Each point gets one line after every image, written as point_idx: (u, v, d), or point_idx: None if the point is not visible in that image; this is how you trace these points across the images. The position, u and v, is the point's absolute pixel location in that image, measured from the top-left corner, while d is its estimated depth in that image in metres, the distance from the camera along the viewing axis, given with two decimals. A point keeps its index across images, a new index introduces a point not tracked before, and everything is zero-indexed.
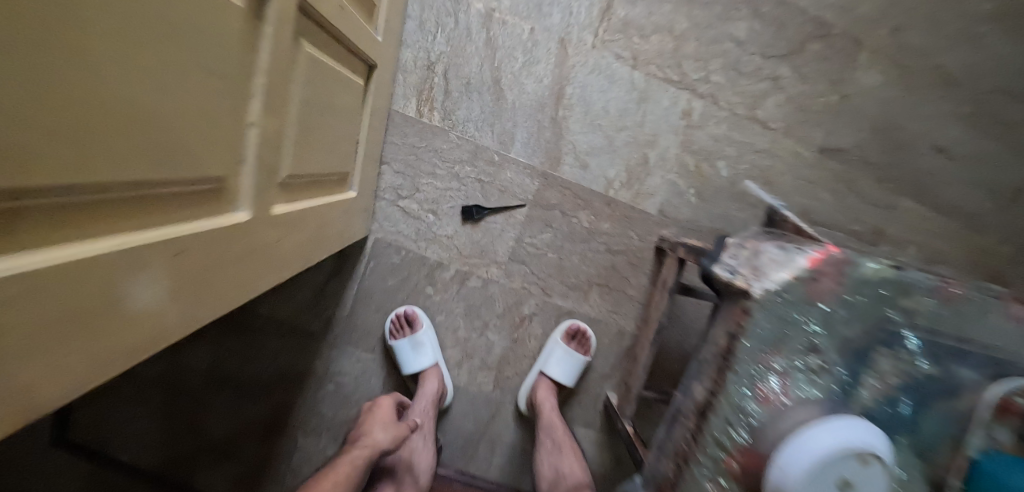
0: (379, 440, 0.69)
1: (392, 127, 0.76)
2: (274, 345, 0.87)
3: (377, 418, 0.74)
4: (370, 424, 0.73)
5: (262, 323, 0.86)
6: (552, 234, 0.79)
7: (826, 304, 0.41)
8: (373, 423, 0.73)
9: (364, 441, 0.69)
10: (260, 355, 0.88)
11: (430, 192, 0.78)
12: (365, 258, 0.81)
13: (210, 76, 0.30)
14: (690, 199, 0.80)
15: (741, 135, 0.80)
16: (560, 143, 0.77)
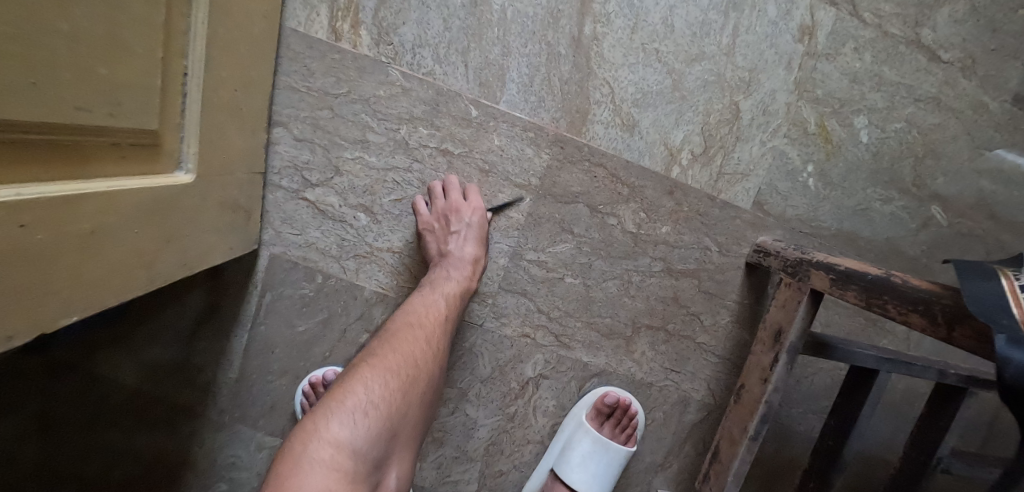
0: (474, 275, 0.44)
1: (285, 58, 0.43)
2: (120, 419, 0.53)
3: (461, 216, 0.44)
4: (456, 237, 0.43)
5: (93, 394, 0.52)
6: (573, 244, 0.46)
7: None
8: (459, 223, 0.43)
9: (448, 256, 0.43)
10: (99, 434, 0.53)
11: (359, 175, 0.45)
12: (257, 288, 0.48)
13: None
14: (806, 184, 0.47)
15: (895, 72, 0.47)
16: (587, 87, 0.44)
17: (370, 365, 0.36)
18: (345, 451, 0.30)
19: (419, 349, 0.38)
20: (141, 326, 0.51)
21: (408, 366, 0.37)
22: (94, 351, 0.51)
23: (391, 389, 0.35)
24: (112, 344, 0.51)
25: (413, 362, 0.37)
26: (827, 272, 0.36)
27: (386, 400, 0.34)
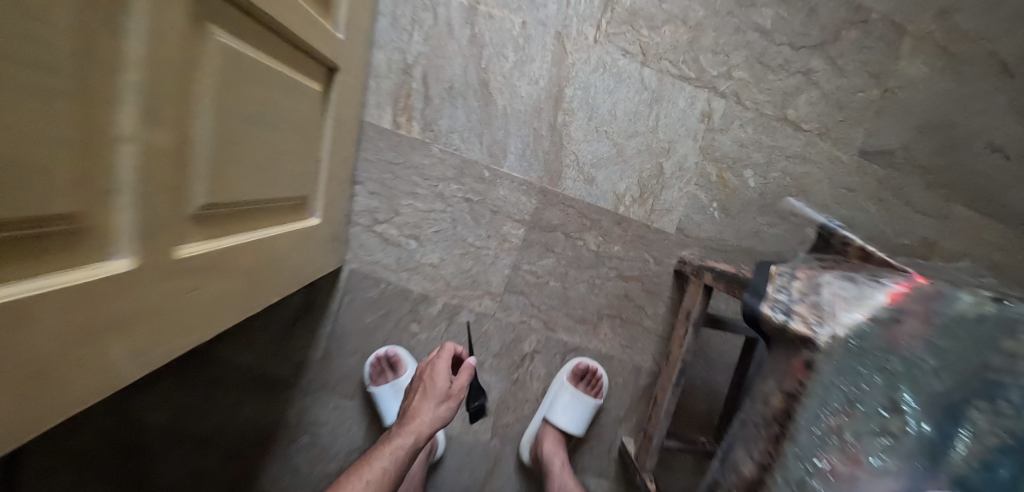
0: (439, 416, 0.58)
1: (364, 142, 0.66)
2: (232, 389, 0.75)
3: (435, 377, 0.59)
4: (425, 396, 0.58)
5: (217, 371, 0.74)
6: (555, 259, 0.68)
7: (925, 357, 0.36)
8: (433, 381, 0.59)
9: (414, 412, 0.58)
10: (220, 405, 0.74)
11: (411, 215, 0.68)
12: (339, 293, 0.70)
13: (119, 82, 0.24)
14: (713, 215, 0.69)
15: (771, 139, 0.69)
16: (561, 155, 0.67)
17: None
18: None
19: None
20: (254, 321, 0.73)
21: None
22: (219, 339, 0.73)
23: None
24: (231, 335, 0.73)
25: None
26: (710, 272, 0.58)
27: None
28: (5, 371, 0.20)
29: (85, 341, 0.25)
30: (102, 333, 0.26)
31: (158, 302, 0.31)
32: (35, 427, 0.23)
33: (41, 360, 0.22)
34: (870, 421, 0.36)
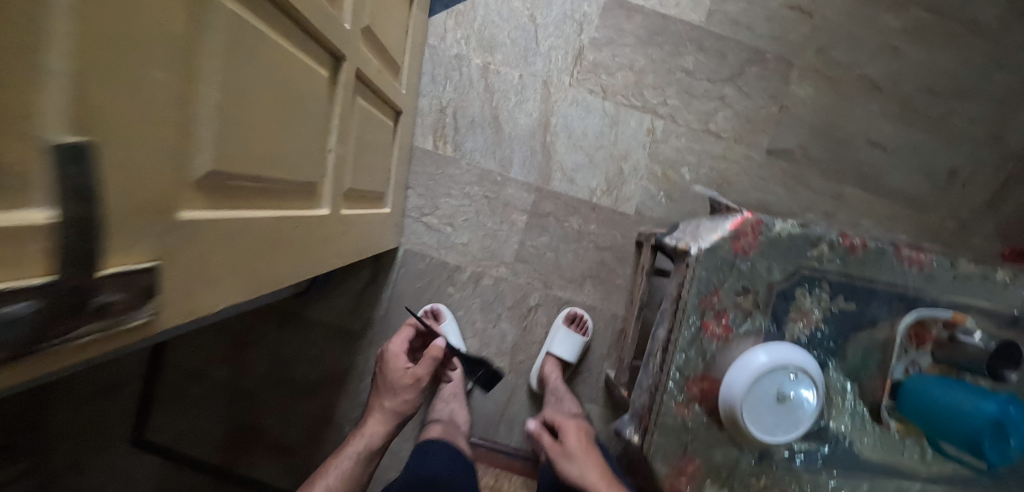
0: (408, 400, 0.77)
1: (414, 159, 0.95)
2: (314, 342, 1.01)
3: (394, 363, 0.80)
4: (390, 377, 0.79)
5: (303, 330, 1.01)
6: (549, 237, 0.97)
7: (760, 260, 0.64)
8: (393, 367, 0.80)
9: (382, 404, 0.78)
10: (308, 359, 1.01)
11: (447, 209, 0.97)
12: (397, 267, 0.99)
13: (294, 94, 0.43)
14: (660, 200, 0.97)
15: (699, 145, 0.98)
16: (550, 164, 0.96)
17: (328, 467, 0.71)
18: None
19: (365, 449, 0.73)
20: (331, 292, 1.00)
21: (348, 472, 0.70)
22: (305, 306, 1.00)
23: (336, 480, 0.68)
24: (314, 302, 1.00)
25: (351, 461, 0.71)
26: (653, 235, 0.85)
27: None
28: (222, 258, 0.35)
29: (219, 268, 0.35)
30: (268, 253, 0.43)
31: (300, 243, 0.49)
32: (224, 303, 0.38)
33: (236, 258, 0.37)
34: (730, 298, 0.64)
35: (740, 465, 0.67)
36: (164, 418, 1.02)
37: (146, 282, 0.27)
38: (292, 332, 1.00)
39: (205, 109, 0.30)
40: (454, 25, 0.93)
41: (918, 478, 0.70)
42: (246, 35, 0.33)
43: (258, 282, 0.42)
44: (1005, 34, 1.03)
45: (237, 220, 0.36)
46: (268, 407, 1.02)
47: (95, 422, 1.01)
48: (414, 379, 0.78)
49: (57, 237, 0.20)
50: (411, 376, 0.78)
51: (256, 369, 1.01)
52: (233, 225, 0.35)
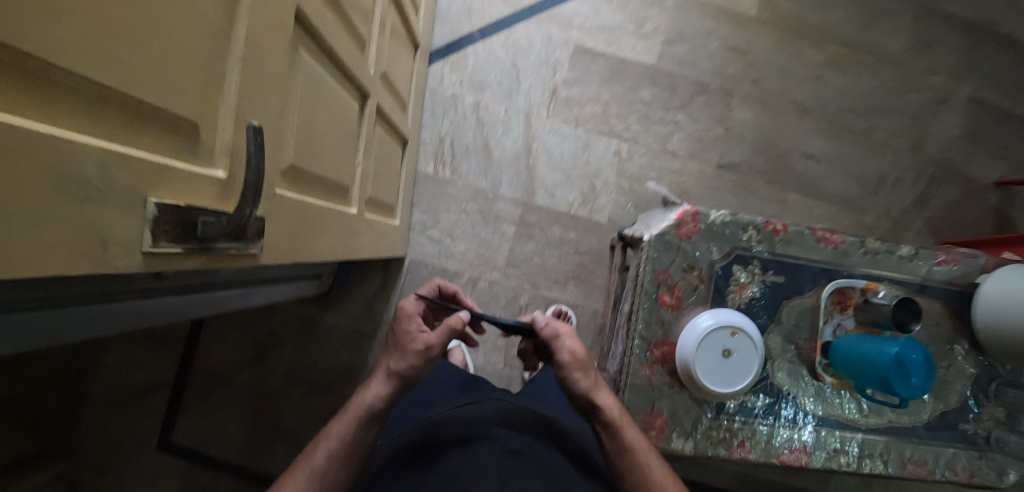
0: (418, 368, 0.56)
1: (418, 182, 1.12)
2: (330, 345, 1.13)
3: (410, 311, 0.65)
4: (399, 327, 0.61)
5: (321, 334, 1.13)
6: (535, 244, 1.13)
7: (701, 242, 0.77)
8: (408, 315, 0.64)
9: (384, 370, 0.57)
10: (324, 360, 1.13)
11: (446, 222, 1.12)
12: (403, 275, 1.13)
13: (337, 118, 0.59)
14: (629, 210, 1.14)
15: (658, 162, 1.15)
16: (533, 181, 1.13)
17: (330, 429, 0.56)
18: (317, 473, 0.53)
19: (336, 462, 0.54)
20: (345, 300, 1.13)
21: (350, 432, 0.55)
22: (322, 313, 1.13)
23: (339, 440, 0.55)
24: (331, 309, 1.13)
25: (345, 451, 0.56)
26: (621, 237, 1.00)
27: (340, 441, 0.55)
28: (301, 227, 0.51)
29: (300, 233, 0.51)
30: (325, 233, 0.59)
31: (344, 232, 0.66)
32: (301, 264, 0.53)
33: (308, 229, 0.53)
34: (679, 273, 0.77)
35: (701, 420, 0.77)
36: (188, 420, 1.09)
37: (259, 229, 0.40)
38: (310, 337, 1.13)
39: (296, 121, 0.47)
40: (449, 72, 1.13)
41: (859, 428, 0.80)
42: (315, 77, 0.51)
43: (321, 253, 0.58)
44: (916, 60, 1.19)
45: (308, 202, 0.52)
46: (281, 407, 1.11)
47: (123, 426, 1.07)
48: (425, 347, 0.56)
49: (228, 183, 0.36)
50: (418, 342, 0.57)
51: (277, 371, 1.12)
52: (306, 205, 0.52)
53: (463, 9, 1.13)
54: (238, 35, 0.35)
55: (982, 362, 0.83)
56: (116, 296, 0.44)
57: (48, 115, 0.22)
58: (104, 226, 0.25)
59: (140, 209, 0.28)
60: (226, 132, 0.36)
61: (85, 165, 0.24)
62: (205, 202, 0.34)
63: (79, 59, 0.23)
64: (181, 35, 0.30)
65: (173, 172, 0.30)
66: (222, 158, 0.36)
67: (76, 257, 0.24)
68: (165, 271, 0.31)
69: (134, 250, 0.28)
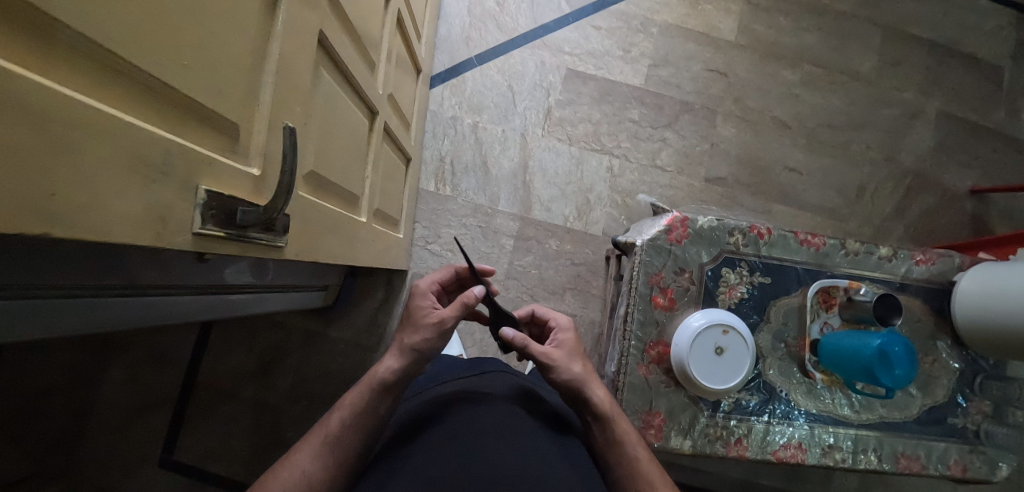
0: (431, 341, 0.62)
1: (420, 199, 1.17)
2: (335, 358, 1.15)
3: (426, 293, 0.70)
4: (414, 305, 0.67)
5: (326, 348, 1.15)
6: (533, 256, 1.17)
7: (691, 247, 0.82)
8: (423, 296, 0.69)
9: (399, 345, 0.63)
10: (328, 375, 1.14)
11: (447, 237, 1.17)
12: (406, 288, 1.17)
13: (340, 131, 0.64)
14: (622, 222, 1.19)
15: (648, 177, 1.21)
16: (530, 197, 1.18)
17: (344, 400, 0.60)
18: (329, 442, 0.56)
19: (346, 433, 0.57)
20: (349, 314, 1.16)
21: (362, 404, 0.59)
22: (326, 327, 1.16)
23: (352, 410, 0.58)
24: (336, 324, 1.16)
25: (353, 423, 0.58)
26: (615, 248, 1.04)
27: (352, 410, 0.58)
28: (315, 226, 0.57)
29: (314, 230, 0.57)
30: (336, 235, 0.65)
31: (352, 238, 0.71)
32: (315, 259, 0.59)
33: (322, 229, 0.59)
34: (671, 276, 0.81)
35: (698, 418, 0.79)
36: (190, 436, 1.09)
37: (284, 223, 0.47)
38: (314, 351, 1.15)
39: (310, 132, 0.54)
40: (448, 95, 1.19)
41: (851, 424, 0.82)
42: (324, 93, 0.58)
43: (332, 254, 0.64)
44: (885, 79, 1.27)
45: (320, 206, 0.58)
46: (284, 421, 1.12)
47: (124, 444, 1.08)
48: (439, 320, 0.62)
49: (259, 180, 0.44)
50: (433, 316, 0.63)
51: (281, 384, 1.13)
52: (318, 208, 0.57)
53: (461, 38, 1.21)
54: (269, 52, 0.45)
55: (965, 357, 0.86)
56: (145, 291, 0.47)
57: (142, 114, 0.31)
58: (166, 205, 0.32)
59: (193, 194, 0.35)
60: (259, 137, 0.44)
61: (159, 154, 0.31)
62: (240, 196, 0.42)
63: (158, 75, 0.31)
64: (225, 53, 0.38)
65: (218, 165, 0.38)
66: (255, 160, 0.44)
67: (146, 230, 0.31)
68: (207, 251, 0.39)
69: (187, 228, 0.35)
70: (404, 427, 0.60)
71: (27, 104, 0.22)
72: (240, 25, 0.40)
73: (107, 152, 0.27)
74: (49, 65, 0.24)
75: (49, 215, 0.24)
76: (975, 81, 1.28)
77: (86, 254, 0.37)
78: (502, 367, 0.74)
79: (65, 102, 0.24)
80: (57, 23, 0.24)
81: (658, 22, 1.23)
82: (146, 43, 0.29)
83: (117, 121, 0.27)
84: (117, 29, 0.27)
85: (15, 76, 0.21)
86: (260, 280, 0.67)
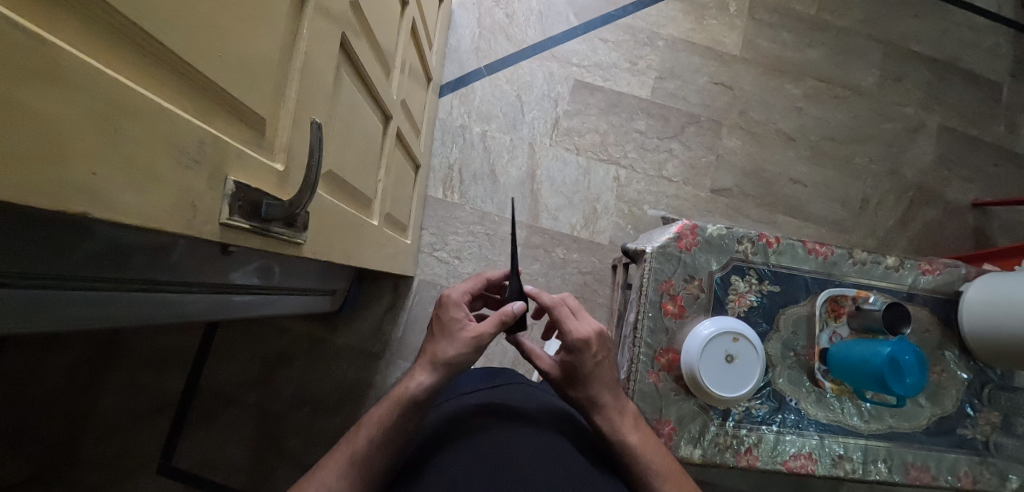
0: (466, 355, 0.62)
1: (427, 206, 1.17)
2: (340, 364, 1.15)
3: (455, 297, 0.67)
4: (447, 315, 0.65)
5: (331, 354, 1.15)
6: (540, 264, 1.17)
7: (701, 254, 0.82)
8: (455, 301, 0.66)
9: (431, 359, 0.62)
10: (331, 381, 1.14)
11: (455, 244, 1.17)
12: (413, 295, 1.17)
13: (355, 135, 0.65)
14: (629, 232, 1.20)
15: (655, 187, 1.22)
16: (538, 206, 1.19)
17: (369, 417, 0.59)
18: (355, 460, 0.56)
19: (373, 450, 0.57)
20: (355, 320, 1.16)
21: (389, 421, 0.58)
22: (331, 333, 1.15)
23: (379, 428, 0.58)
24: (341, 330, 1.16)
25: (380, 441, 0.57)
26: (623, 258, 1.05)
27: (379, 428, 0.58)
28: (332, 224, 0.58)
29: (331, 228, 0.57)
30: (351, 235, 0.65)
31: (364, 239, 0.72)
32: (332, 257, 0.60)
33: (338, 227, 0.60)
34: (681, 283, 0.82)
35: (708, 426, 0.79)
36: (188, 443, 1.08)
37: (303, 220, 0.48)
38: (320, 357, 1.14)
39: (329, 131, 0.55)
40: (457, 104, 1.21)
41: (861, 434, 0.82)
42: (343, 94, 0.59)
43: (346, 253, 0.65)
44: (886, 94, 1.29)
45: (337, 205, 0.59)
46: (288, 431, 1.10)
47: (119, 450, 1.06)
48: (475, 335, 0.62)
49: (283, 175, 0.45)
50: (469, 331, 0.63)
51: (284, 391, 1.12)
52: (335, 207, 0.58)
53: (471, 48, 1.23)
54: (297, 49, 0.46)
55: (973, 367, 0.86)
56: (161, 288, 0.48)
57: (182, 104, 0.32)
58: (198, 194, 0.33)
59: (223, 184, 0.36)
60: (284, 133, 0.45)
61: (192, 142, 0.32)
62: (265, 189, 0.43)
63: (197, 65, 0.32)
64: (259, 48, 0.39)
65: (246, 158, 0.39)
66: (279, 155, 0.45)
67: (178, 217, 0.31)
68: (232, 243, 0.39)
69: (215, 218, 0.35)
70: (425, 443, 0.61)
71: (77, 82, 0.22)
72: (271, 22, 0.41)
73: (145, 135, 0.27)
74: (97, 46, 0.25)
75: (92, 194, 0.24)
76: (975, 96, 1.31)
77: (102, 246, 0.38)
78: (519, 378, 0.74)
79: (112, 81, 0.24)
80: (107, 5, 0.24)
81: (664, 36, 1.26)
82: (186, 33, 0.30)
83: (156, 104, 0.28)
84: (161, 17, 0.28)
85: (68, 56, 0.22)
86: (268, 284, 0.68)
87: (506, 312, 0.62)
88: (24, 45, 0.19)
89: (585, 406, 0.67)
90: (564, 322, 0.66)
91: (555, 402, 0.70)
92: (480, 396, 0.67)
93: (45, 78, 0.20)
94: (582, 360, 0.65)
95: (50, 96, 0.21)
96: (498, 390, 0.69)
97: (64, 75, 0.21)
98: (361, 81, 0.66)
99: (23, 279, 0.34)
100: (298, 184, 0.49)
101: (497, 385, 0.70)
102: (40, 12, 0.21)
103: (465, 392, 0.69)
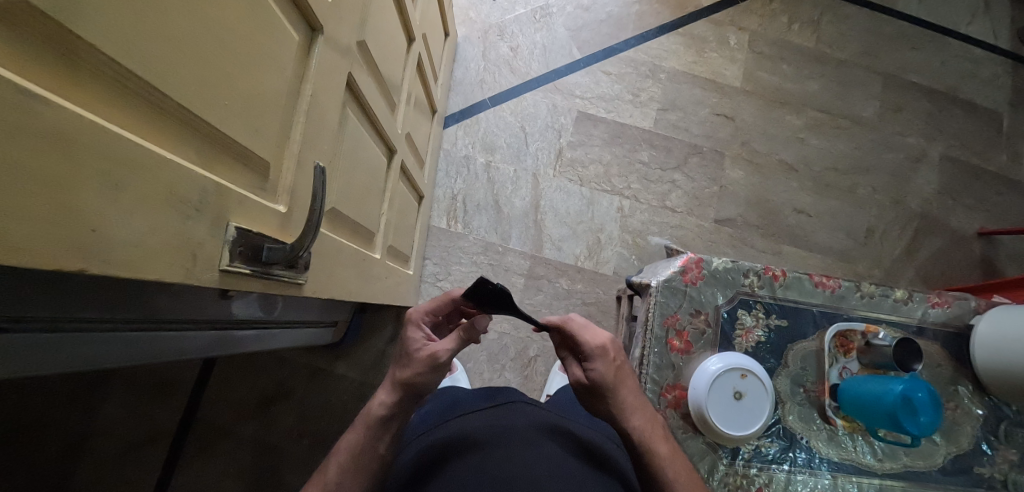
0: (424, 376, 0.60)
1: (431, 235, 1.17)
2: (342, 394, 1.14)
3: (413, 317, 0.65)
4: (404, 338, 0.63)
5: (332, 383, 1.14)
6: (543, 295, 1.17)
7: (707, 288, 0.82)
8: (412, 324, 0.64)
9: (392, 379, 0.61)
10: (332, 412, 1.12)
11: (457, 275, 1.16)
12: None
13: (358, 173, 0.65)
14: (633, 262, 1.19)
15: (660, 217, 1.22)
16: (542, 236, 1.19)
17: (342, 444, 0.60)
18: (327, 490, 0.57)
19: (349, 473, 0.58)
20: (358, 349, 1.16)
21: (359, 444, 0.59)
22: (332, 364, 1.14)
23: (348, 454, 0.59)
24: (342, 360, 1.15)
25: (354, 463, 0.58)
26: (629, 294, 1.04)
27: (348, 454, 0.59)
28: (334, 261, 0.58)
29: (333, 266, 0.57)
30: (353, 271, 0.65)
31: (366, 273, 0.72)
32: (334, 293, 0.59)
33: (340, 264, 0.60)
34: (687, 317, 0.81)
35: (717, 466, 0.77)
36: (184, 474, 1.06)
37: (305, 262, 0.48)
38: (321, 388, 1.13)
39: (332, 170, 0.56)
40: (462, 135, 1.22)
41: (875, 474, 0.80)
42: (347, 133, 0.59)
43: (348, 288, 0.65)
44: (888, 124, 1.30)
45: (338, 242, 0.59)
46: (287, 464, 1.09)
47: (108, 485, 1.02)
48: (432, 354, 0.60)
49: (285, 218, 0.46)
50: (425, 351, 0.61)
51: (282, 422, 1.11)
52: (337, 244, 0.58)
53: (476, 80, 1.25)
54: (303, 91, 0.47)
55: (988, 403, 0.84)
56: (165, 323, 0.48)
57: (184, 154, 0.32)
58: (198, 242, 0.33)
59: (223, 230, 0.36)
60: (288, 175, 0.46)
61: (193, 192, 0.32)
62: (266, 232, 0.42)
63: (201, 114, 0.33)
64: (264, 92, 0.40)
65: (248, 203, 0.39)
66: (282, 197, 0.45)
67: (173, 267, 0.31)
68: (232, 288, 0.39)
69: (215, 265, 0.35)
70: (410, 475, 0.59)
71: (83, 144, 0.22)
72: (276, 65, 0.41)
73: (148, 187, 0.27)
74: (104, 105, 0.25)
75: (88, 249, 0.24)
76: (975, 125, 1.32)
77: (104, 290, 0.38)
78: (519, 396, 0.71)
79: (119, 141, 0.25)
80: (110, 58, 0.24)
81: (666, 69, 1.28)
82: (190, 84, 0.31)
83: (160, 157, 0.28)
84: (165, 71, 0.28)
85: (79, 119, 0.22)
86: (270, 315, 0.67)
87: (461, 328, 0.60)
88: (26, 107, 0.19)
89: (611, 415, 0.65)
90: (579, 334, 0.66)
91: (559, 420, 0.67)
92: (481, 418, 0.65)
93: (49, 142, 0.21)
94: (608, 367, 0.64)
95: (54, 155, 0.21)
96: (498, 410, 0.67)
97: (69, 136, 0.22)
98: (365, 117, 0.67)
99: (29, 325, 0.34)
100: (300, 225, 0.49)
101: (498, 405, 0.68)
102: (48, 77, 0.22)
103: (465, 414, 0.67)
